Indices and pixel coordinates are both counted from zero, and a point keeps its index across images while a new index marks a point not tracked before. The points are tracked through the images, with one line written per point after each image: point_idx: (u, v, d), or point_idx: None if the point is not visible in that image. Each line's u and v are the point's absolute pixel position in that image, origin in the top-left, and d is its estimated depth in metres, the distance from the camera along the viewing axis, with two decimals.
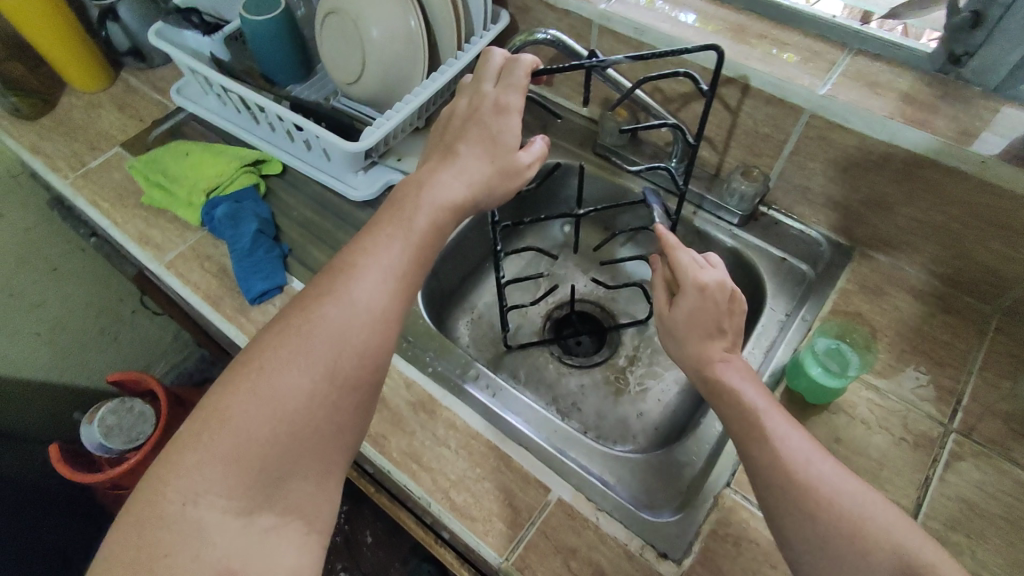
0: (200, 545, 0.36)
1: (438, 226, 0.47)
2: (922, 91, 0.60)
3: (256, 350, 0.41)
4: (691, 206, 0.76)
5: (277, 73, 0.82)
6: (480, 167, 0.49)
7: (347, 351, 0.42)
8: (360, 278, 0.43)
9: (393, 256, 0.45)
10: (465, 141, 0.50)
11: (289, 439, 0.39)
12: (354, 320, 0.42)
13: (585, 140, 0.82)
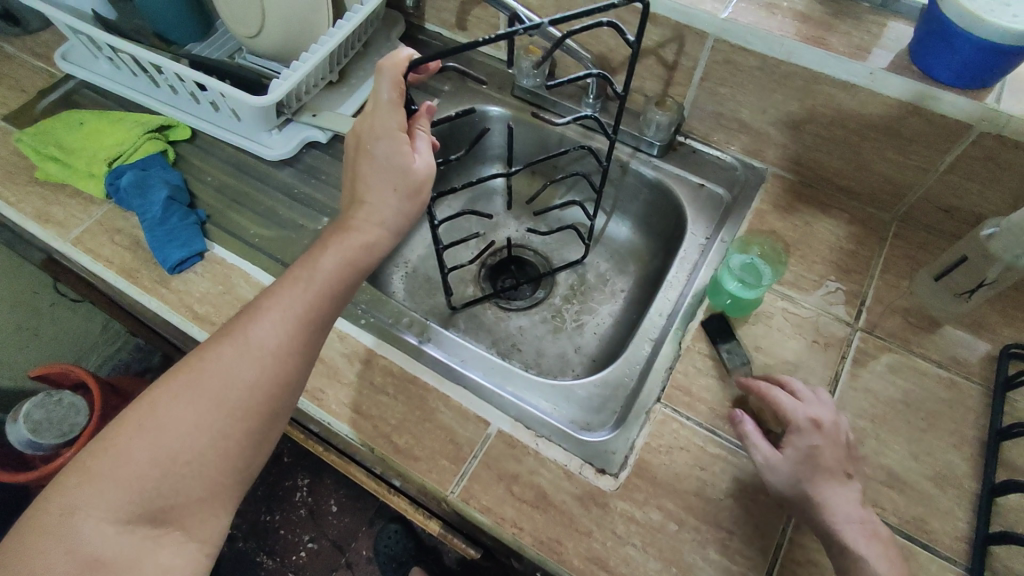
0: (72, 547, 0.40)
1: (349, 264, 0.49)
2: (817, 10, 0.62)
3: (157, 387, 0.46)
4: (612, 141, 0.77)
5: (173, 32, 0.77)
6: (387, 201, 0.50)
7: (237, 384, 0.46)
8: (259, 319, 0.47)
9: (290, 297, 0.48)
10: (363, 177, 0.50)
11: (171, 464, 0.43)
12: (246, 358, 0.46)
13: (505, 84, 0.82)
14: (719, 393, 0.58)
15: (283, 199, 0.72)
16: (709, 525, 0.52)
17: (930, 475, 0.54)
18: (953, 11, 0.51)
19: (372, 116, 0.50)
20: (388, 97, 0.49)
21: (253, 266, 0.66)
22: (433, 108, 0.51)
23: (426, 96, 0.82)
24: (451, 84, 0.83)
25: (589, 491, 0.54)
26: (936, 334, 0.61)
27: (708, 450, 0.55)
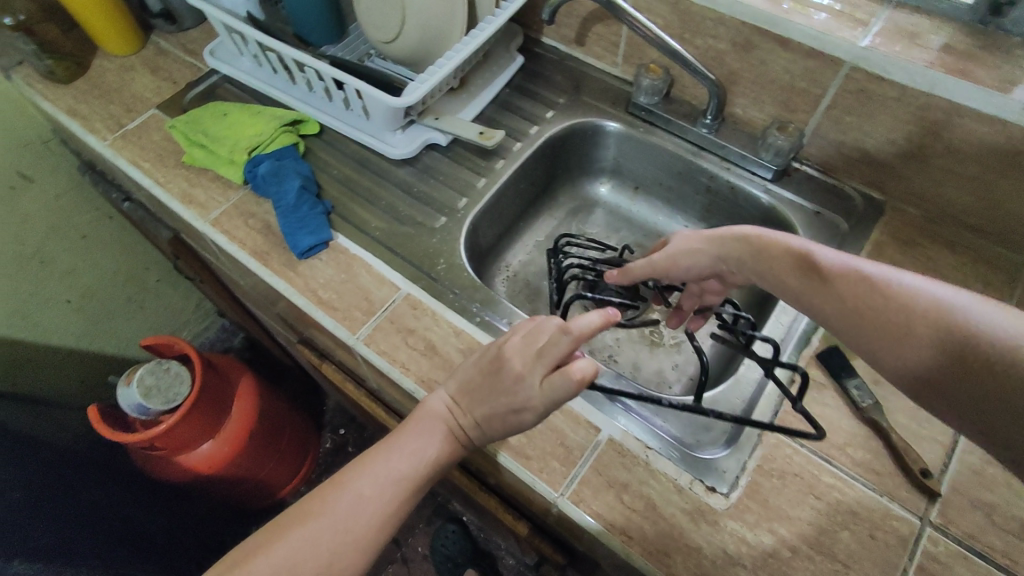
0: None
1: (438, 458, 0.51)
2: (962, 42, 0.61)
3: (244, 549, 0.48)
4: (721, 161, 0.77)
5: (312, 34, 0.83)
6: (503, 427, 0.50)
7: (315, 564, 0.46)
8: (344, 497, 0.49)
9: (376, 473, 0.50)
10: (487, 406, 0.50)
11: None
12: (330, 536, 0.47)
13: (620, 99, 0.83)
14: (835, 423, 0.57)
15: (403, 197, 0.76)
16: (824, 556, 0.51)
17: None
18: None
19: (528, 381, 0.48)
20: (545, 373, 0.48)
21: (374, 257, 0.70)
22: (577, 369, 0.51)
23: (541, 105, 0.84)
24: (566, 97, 0.84)
25: (699, 508, 0.53)
26: None
27: (823, 480, 0.54)
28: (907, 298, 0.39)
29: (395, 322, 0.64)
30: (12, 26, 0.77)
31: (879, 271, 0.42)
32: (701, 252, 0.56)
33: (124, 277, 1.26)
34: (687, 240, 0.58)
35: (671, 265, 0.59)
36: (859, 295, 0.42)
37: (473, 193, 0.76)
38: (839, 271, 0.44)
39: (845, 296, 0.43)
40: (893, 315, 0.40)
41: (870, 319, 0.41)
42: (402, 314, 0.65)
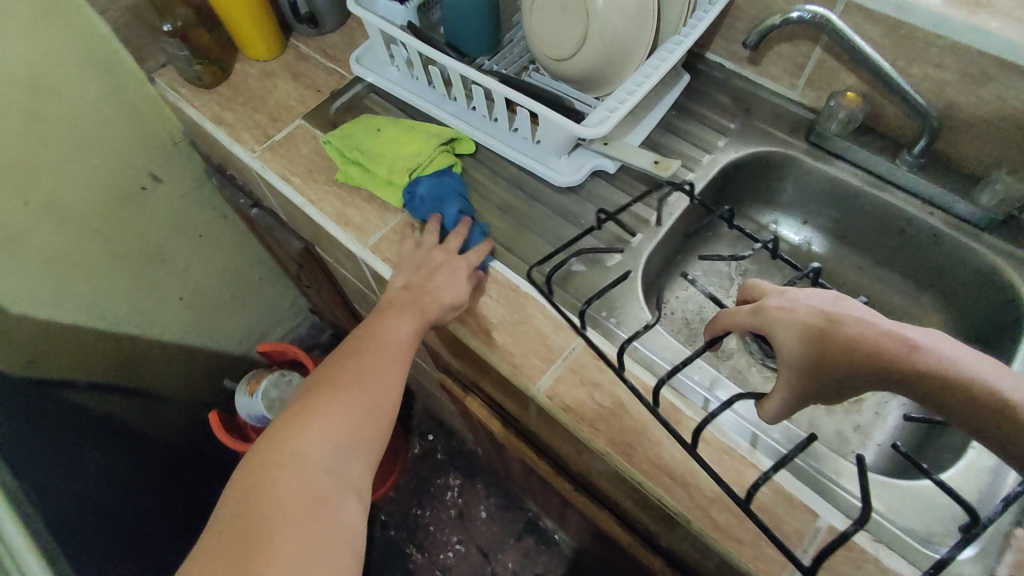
0: (300, 476, 0.48)
1: (441, 298, 0.61)
2: None
3: (294, 418, 0.52)
4: (926, 205, 0.68)
5: (469, 44, 0.77)
6: (458, 290, 0.62)
7: (382, 385, 0.56)
8: (374, 361, 0.57)
9: (399, 317, 0.60)
10: (436, 282, 0.62)
11: (347, 436, 0.52)
12: (389, 362, 0.58)
13: (799, 128, 0.74)
14: None
15: (568, 227, 0.70)
16: None
17: None
18: None
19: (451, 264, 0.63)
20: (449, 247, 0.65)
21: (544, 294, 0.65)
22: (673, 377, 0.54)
23: (709, 130, 0.76)
24: (735, 120, 0.76)
25: None
26: None
27: None
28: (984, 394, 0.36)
29: (578, 373, 0.60)
30: (169, 31, 0.77)
31: (927, 345, 0.38)
32: (801, 340, 0.44)
33: (230, 275, 1.25)
34: (797, 339, 0.45)
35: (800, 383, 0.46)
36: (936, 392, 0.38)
37: (647, 229, 0.70)
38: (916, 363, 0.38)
39: (926, 390, 0.38)
40: (992, 415, 0.36)
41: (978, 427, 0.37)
42: (586, 364, 0.60)
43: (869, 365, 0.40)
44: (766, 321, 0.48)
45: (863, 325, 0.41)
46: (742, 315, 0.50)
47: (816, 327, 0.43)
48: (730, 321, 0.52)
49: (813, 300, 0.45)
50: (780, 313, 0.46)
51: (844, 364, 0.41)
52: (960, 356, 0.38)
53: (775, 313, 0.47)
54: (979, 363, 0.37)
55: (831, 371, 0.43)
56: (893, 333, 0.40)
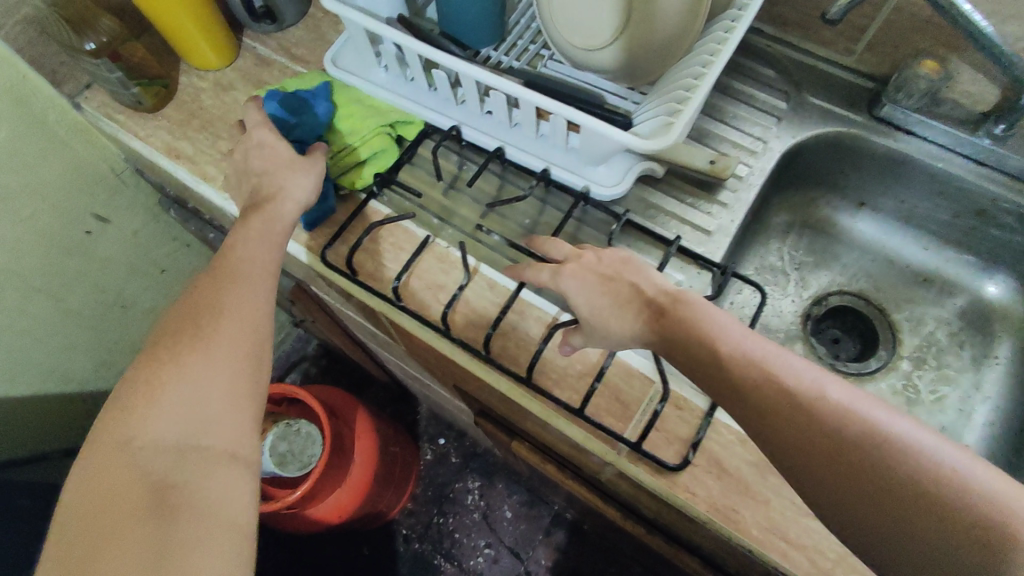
0: (136, 463, 0.38)
1: (274, 232, 0.51)
2: None
3: (136, 382, 0.41)
4: (1007, 177, 0.62)
5: (471, 35, 0.64)
6: (309, 180, 0.54)
7: (246, 325, 0.45)
8: (245, 289, 0.47)
9: (259, 243, 0.50)
10: (270, 175, 0.54)
11: (212, 393, 0.41)
12: (249, 293, 0.47)
13: (858, 99, 0.67)
14: None
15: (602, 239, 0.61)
16: None
17: None
18: None
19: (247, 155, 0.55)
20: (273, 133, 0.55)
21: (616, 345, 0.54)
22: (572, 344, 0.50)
23: (757, 112, 0.67)
24: (788, 98, 0.68)
25: None
26: None
27: None
28: (896, 455, 0.35)
29: (663, 430, 0.51)
30: (93, 50, 0.63)
31: (806, 377, 0.38)
32: (681, 330, 0.43)
33: None
34: (606, 298, 0.47)
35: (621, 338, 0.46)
36: (843, 445, 0.36)
37: (707, 240, 0.61)
38: (835, 406, 0.37)
39: (792, 416, 0.37)
40: (856, 454, 0.35)
41: (886, 509, 0.34)
42: (670, 419, 0.51)
43: (739, 375, 0.40)
44: (634, 296, 0.46)
45: (739, 348, 0.41)
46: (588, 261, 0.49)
47: (635, 292, 0.46)
48: (535, 275, 0.50)
49: (695, 307, 0.44)
50: (683, 313, 0.44)
51: (719, 375, 0.41)
52: (878, 411, 0.37)
53: (680, 314, 0.43)
54: (911, 427, 0.36)
55: (705, 376, 0.41)
56: (774, 358, 0.40)
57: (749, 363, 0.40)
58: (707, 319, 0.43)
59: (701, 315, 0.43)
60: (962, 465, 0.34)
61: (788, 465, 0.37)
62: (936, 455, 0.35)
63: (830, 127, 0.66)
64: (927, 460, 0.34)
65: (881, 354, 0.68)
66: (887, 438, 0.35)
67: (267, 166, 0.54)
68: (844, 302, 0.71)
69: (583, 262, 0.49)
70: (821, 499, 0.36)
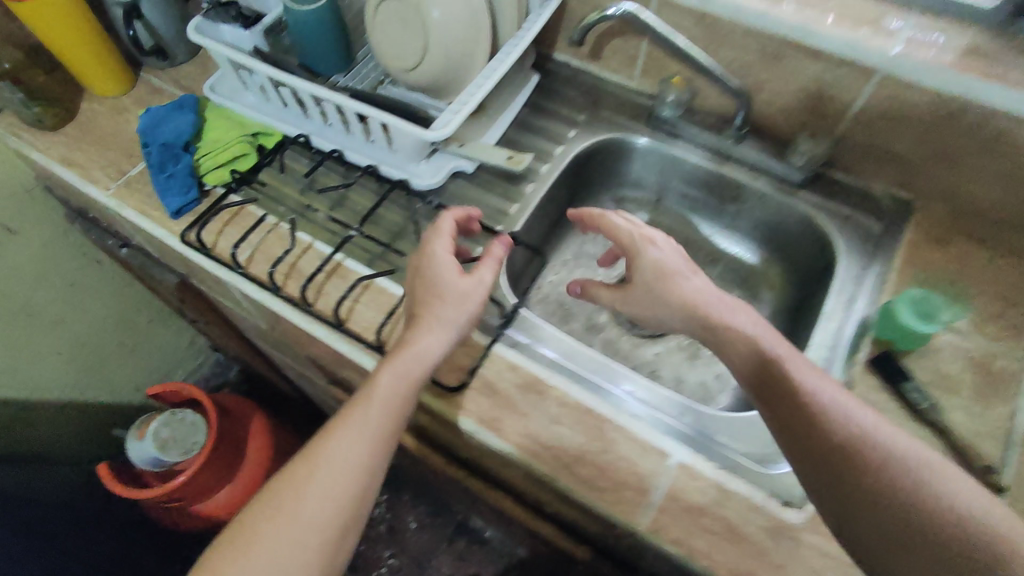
0: None
1: (418, 362, 0.55)
2: (989, 46, 0.62)
3: (229, 547, 0.47)
4: (748, 169, 0.77)
5: (319, 63, 0.79)
6: (454, 278, 0.59)
7: (339, 484, 0.50)
8: (354, 441, 0.52)
9: (398, 370, 0.54)
10: (437, 300, 0.58)
11: (308, 548, 0.48)
12: (358, 442, 0.52)
13: (639, 113, 0.82)
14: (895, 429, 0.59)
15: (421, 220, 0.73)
16: None
17: None
18: None
19: (424, 258, 0.61)
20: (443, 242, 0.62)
21: None
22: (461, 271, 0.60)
23: (559, 124, 0.82)
24: (584, 114, 0.82)
25: (776, 525, 0.55)
26: None
27: None
28: (924, 489, 0.42)
29: (448, 360, 0.63)
30: None
31: (855, 423, 0.46)
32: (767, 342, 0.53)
33: (114, 322, 1.20)
34: (690, 265, 0.61)
35: (663, 292, 0.60)
36: (872, 484, 0.43)
37: (507, 220, 0.73)
38: (884, 452, 0.44)
39: (837, 463, 0.45)
40: (884, 495, 0.43)
41: (931, 553, 0.40)
42: (455, 353, 0.64)
43: (796, 415, 0.48)
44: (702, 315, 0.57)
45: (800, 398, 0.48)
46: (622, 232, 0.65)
47: (666, 279, 0.60)
48: (614, 220, 0.66)
49: (722, 307, 0.57)
50: (733, 332, 0.55)
51: (789, 413, 0.49)
52: (901, 441, 0.45)
53: (744, 335, 0.54)
54: (944, 475, 0.43)
55: (778, 428, 0.50)
56: (822, 396, 0.48)
57: (813, 410, 0.47)
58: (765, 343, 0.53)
59: (755, 328, 0.54)
60: (985, 513, 0.41)
61: (830, 505, 0.46)
62: (948, 477, 0.43)
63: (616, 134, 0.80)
64: (952, 487, 0.42)
65: None
66: (914, 477, 0.43)
67: (467, 289, 0.59)
68: None
69: (654, 233, 0.64)
70: (863, 541, 0.43)
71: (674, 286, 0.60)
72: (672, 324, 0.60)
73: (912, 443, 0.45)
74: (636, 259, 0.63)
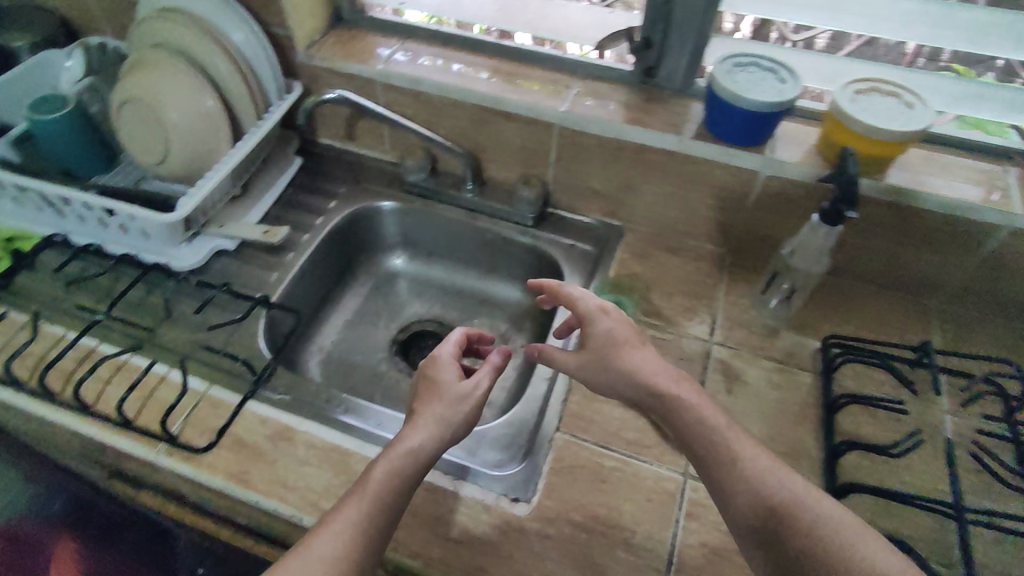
0: None
1: (396, 472, 0.52)
2: (634, 98, 0.78)
3: None
4: (489, 217, 0.87)
5: (76, 166, 0.83)
6: (450, 384, 0.60)
7: None
8: (297, 558, 0.45)
9: (366, 495, 0.49)
10: (420, 402, 0.59)
11: None
12: (302, 562, 0.45)
13: (395, 181, 0.91)
14: (608, 415, 0.67)
15: (179, 300, 0.76)
16: (612, 528, 0.59)
17: (784, 451, 0.65)
18: (725, 93, 0.67)
19: (433, 364, 0.62)
20: (443, 362, 0.62)
21: (171, 369, 0.69)
22: (435, 353, 0.64)
23: (322, 198, 0.89)
24: (346, 186, 0.91)
25: (505, 519, 0.60)
26: (772, 337, 0.74)
27: (605, 463, 0.64)
28: (852, 549, 0.43)
29: (198, 424, 0.65)
30: None
31: (793, 495, 0.47)
32: (707, 410, 0.54)
33: None
34: (642, 344, 0.61)
35: (614, 360, 0.59)
36: (801, 544, 0.44)
37: (268, 288, 0.78)
38: (790, 501, 0.46)
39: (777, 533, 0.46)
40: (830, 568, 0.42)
41: None
42: (207, 417, 0.65)
43: (744, 489, 0.48)
44: (659, 375, 0.57)
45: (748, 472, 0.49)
46: (585, 308, 0.64)
47: (627, 348, 0.60)
48: (578, 295, 0.65)
49: (670, 379, 0.57)
50: (683, 403, 0.55)
51: (739, 494, 0.49)
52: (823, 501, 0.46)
53: (681, 400, 0.55)
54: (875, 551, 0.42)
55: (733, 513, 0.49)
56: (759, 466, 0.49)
57: (762, 487, 0.48)
58: (681, 409, 0.55)
59: (676, 381, 0.57)
60: None
61: (762, 563, 0.47)
62: (863, 538, 0.43)
63: (374, 201, 0.89)
64: (857, 538, 0.43)
65: None
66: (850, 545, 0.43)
67: (423, 404, 0.58)
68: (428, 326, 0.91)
69: (610, 313, 0.63)
70: None
71: (602, 363, 0.60)
72: (619, 392, 0.60)
73: (833, 504, 0.46)
74: (591, 330, 0.62)
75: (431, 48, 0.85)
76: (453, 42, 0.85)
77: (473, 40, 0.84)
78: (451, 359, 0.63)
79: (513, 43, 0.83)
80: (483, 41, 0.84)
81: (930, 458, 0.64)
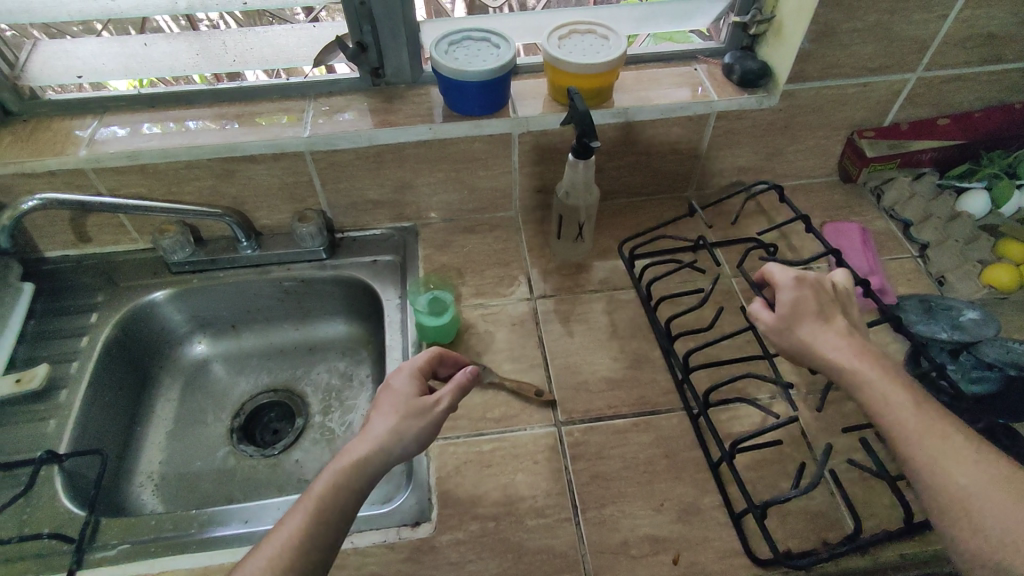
0: None
1: (341, 484, 0.47)
2: (373, 102, 0.78)
3: None
4: (280, 265, 0.82)
5: None
6: (411, 407, 0.52)
7: None
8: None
9: (309, 502, 0.46)
10: (376, 408, 0.53)
11: None
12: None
13: (159, 266, 0.82)
14: (470, 404, 0.67)
15: None
16: (515, 504, 0.60)
17: (629, 363, 0.71)
18: (449, 73, 0.70)
19: (398, 373, 0.56)
20: (406, 380, 0.56)
21: None
22: (396, 375, 0.56)
23: (72, 316, 0.76)
24: (102, 293, 0.78)
25: (413, 549, 0.57)
26: (581, 272, 0.80)
27: (485, 449, 0.64)
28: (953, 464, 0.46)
29: None
30: None
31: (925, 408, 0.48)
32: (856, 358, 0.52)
33: None
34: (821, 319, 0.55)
35: (805, 332, 0.55)
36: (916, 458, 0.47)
37: (49, 443, 0.65)
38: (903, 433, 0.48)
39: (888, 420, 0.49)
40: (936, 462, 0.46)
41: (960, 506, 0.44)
42: None
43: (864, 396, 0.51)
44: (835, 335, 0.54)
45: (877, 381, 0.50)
46: (787, 280, 0.58)
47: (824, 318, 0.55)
48: (778, 275, 0.59)
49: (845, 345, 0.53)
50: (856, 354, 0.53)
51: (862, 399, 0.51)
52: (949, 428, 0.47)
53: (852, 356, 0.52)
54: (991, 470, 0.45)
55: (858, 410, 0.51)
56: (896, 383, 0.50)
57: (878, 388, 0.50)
58: (850, 367, 0.52)
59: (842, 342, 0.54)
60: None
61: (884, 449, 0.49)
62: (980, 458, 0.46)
63: (143, 295, 0.79)
64: (967, 480, 0.45)
65: (303, 420, 0.80)
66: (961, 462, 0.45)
67: (379, 433, 0.51)
68: (264, 397, 0.83)
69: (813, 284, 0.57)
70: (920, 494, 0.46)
71: (786, 331, 0.56)
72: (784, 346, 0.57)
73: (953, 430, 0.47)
74: (788, 304, 0.56)
75: (138, 115, 0.76)
76: (160, 101, 0.77)
77: (182, 94, 0.77)
78: (445, 398, 0.54)
79: (230, 84, 0.79)
80: (194, 91, 0.77)
81: (735, 318, 0.74)
